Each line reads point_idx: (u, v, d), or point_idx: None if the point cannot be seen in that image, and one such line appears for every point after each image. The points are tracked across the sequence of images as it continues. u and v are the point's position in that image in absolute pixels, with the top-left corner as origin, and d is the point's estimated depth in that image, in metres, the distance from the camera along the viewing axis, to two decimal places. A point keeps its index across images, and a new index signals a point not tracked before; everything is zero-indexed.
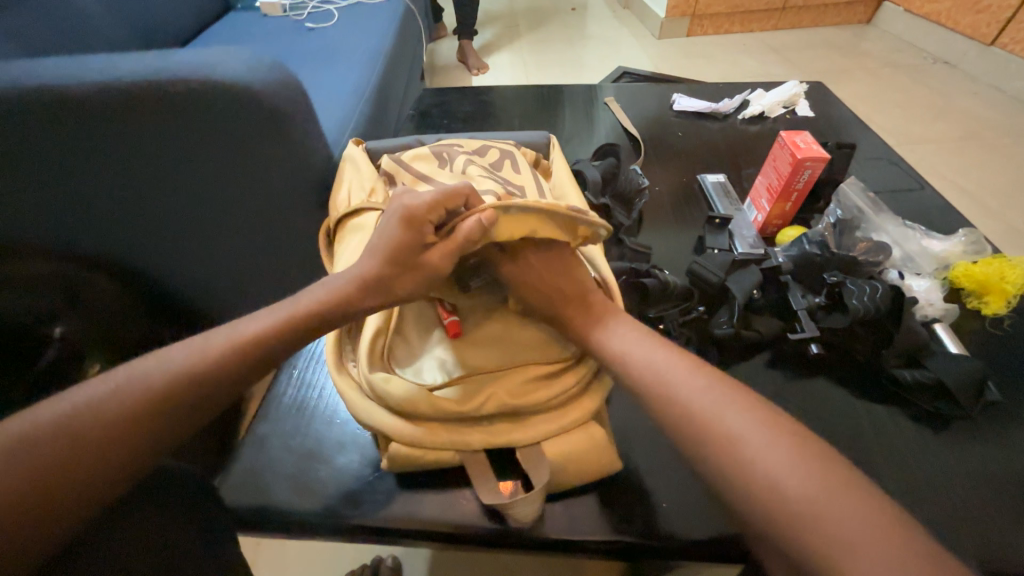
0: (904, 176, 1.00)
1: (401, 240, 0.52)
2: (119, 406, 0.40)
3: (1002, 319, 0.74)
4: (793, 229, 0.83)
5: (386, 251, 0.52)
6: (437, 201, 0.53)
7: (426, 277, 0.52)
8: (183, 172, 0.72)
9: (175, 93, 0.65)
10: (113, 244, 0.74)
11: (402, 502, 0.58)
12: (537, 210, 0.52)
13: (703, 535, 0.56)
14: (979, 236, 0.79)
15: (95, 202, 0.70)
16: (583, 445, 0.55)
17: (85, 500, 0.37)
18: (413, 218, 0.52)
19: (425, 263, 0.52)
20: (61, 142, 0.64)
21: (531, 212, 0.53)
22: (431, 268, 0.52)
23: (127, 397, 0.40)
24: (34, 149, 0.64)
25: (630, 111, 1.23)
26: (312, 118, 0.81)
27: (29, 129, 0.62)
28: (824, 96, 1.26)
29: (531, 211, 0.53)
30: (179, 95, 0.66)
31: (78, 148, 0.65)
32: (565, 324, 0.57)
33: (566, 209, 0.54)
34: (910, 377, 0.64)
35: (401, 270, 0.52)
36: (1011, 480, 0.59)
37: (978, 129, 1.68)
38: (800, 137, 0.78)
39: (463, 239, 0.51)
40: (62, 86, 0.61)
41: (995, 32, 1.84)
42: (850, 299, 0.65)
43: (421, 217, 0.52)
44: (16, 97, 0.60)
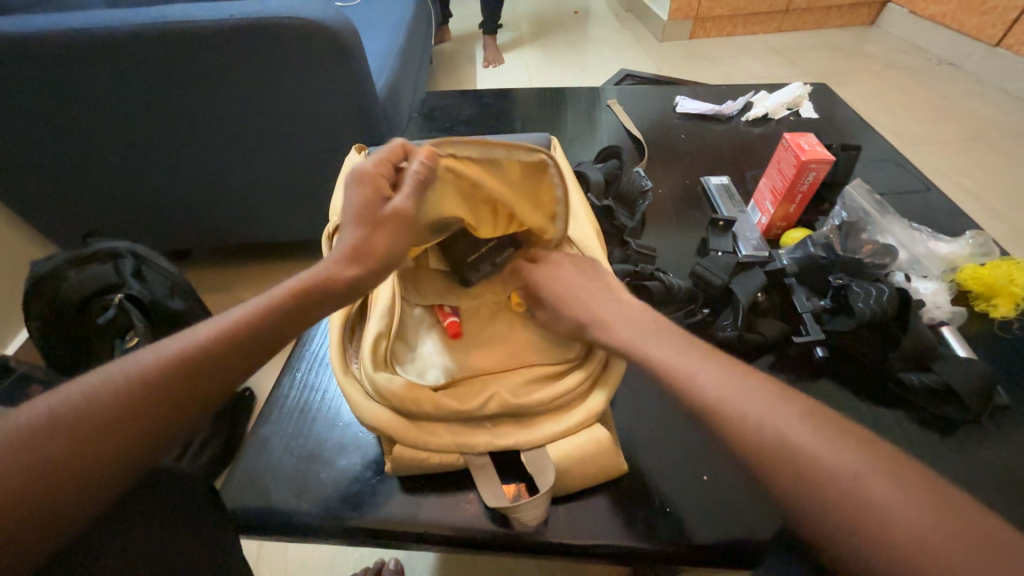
0: (910, 177, 1.00)
1: (360, 197, 0.50)
2: (110, 402, 0.38)
3: (1011, 323, 0.73)
4: (797, 232, 0.82)
5: (351, 214, 0.50)
6: (382, 157, 0.53)
7: (398, 224, 0.50)
8: (259, 103, 0.99)
9: (264, 30, 0.88)
10: (210, 158, 1.07)
11: (402, 504, 0.58)
12: (474, 145, 0.55)
13: (709, 541, 0.55)
14: (987, 238, 0.78)
15: (202, 115, 0.99)
16: (587, 448, 0.54)
17: (83, 497, 0.36)
18: (364, 176, 0.52)
19: (392, 210, 0.50)
20: (183, 66, 0.92)
21: (472, 153, 0.56)
22: (399, 214, 0.50)
23: (118, 393, 0.39)
24: (166, 66, 0.91)
25: (633, 113, 1.23)
26: (348, 77, 0.99)
27: (163, 55, 0.90)
28: (829, 97, 1.26)
29: (472, 152, 0.56)
30: (265, 30, 0.89)
31: (191, 73, 0.93)
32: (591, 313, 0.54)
33: (505, 146, 0.56)
34: (918, 382, 0.63)
35: (371, 226, 0.50)
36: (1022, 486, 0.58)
37: (983, 130, 1.67)
38: (804, 139, 0.78)
39: (416, 179, 0.52)
40: (185, 23, 0.86)
41: (1000, 33, 1.82)
42: (855, 302, 0.65)
43: (372, 173, 0.53)
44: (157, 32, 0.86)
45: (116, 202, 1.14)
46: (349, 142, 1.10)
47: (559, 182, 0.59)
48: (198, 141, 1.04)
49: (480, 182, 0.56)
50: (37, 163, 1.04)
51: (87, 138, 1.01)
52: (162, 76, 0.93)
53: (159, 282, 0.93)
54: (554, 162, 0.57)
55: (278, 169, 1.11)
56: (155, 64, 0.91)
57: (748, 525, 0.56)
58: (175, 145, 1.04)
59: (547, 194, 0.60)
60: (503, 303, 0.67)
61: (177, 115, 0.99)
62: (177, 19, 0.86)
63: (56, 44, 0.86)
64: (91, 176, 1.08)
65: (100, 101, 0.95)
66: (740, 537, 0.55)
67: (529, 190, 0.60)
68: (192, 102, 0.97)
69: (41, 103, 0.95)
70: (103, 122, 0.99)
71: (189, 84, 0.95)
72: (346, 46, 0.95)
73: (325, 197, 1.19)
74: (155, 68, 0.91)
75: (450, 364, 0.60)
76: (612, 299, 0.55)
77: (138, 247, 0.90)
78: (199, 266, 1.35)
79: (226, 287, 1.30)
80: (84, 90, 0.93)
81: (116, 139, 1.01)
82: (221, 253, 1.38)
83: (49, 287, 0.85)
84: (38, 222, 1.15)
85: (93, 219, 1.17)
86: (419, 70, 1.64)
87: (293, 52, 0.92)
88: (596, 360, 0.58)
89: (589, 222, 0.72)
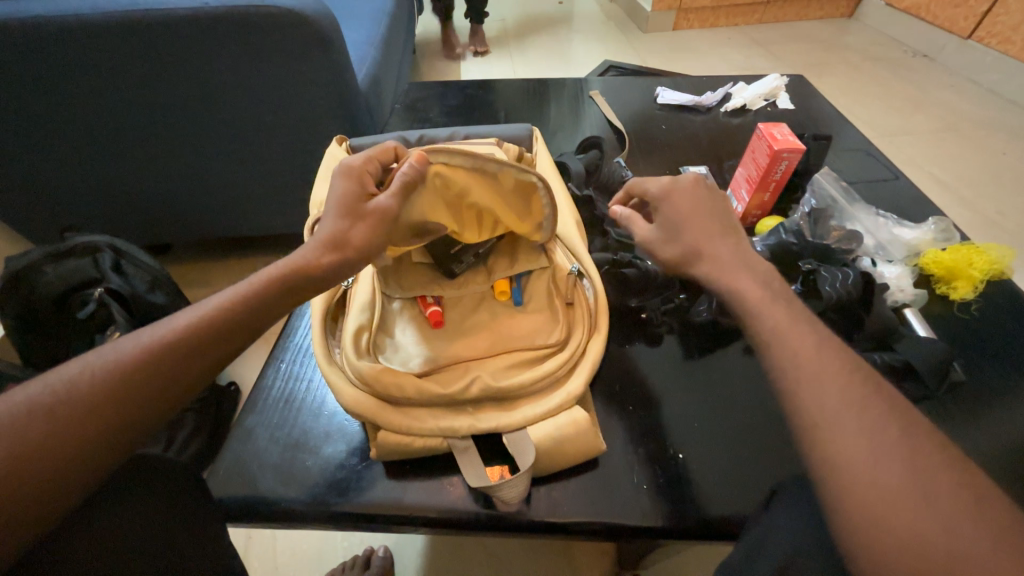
0: (880, 167, 1.03)
1: (346, 190, 0.54)
2: (95, 386, 0.39)
3: (970, 304, 0.77)
4: (771, 220, 0.84)
5: (336, 205, 0.53)
6: (371, 156, 0.58)
7: (378, 221, 0.52)
8: (238, 94, 0.98)
9: (242, 18, 0.87)
10: (189, 150, 1.05)
11: (387, 488, 0.59)
12: (464, 155, 0.57)
13: (684, 517, 0.57)
14: (949, 224, 0.81)
15: (179, 106, 0.98)
16: (566, 431, 0.56)
17: (71, 483, 0.36)
18: (352, 172, 0.55)
19: (374, 208, 0.52)
20: (158, 55, 0.90)
21: (462, 163, 0.57)
22: (380, 212, 0.52)
23: (105, 377, 0.39)
24: (139, 54, 0.89)
25: (615, 104, 1.24)
26: (328, 68, 0.98)
27: (136, 44, 0.88)
28: (806, 88, 1.28)
29: (462, 162, 0.57)
30: (243, 19, 0.87)
31: (167, 62, 0.91)
32: (705, 231, 0.53)
33: (492, 158, 0.57)
34: (880, 359, 0.64)
35: (354, 221, 0.52)
36: (977, 457, 0.61)
37: (953, 121, 1.73)
38: (777, 129, 0.80)
39: (402, 182, 0.54)
40: (159, 11, 0.85)
41: (971, 26, 1.87)
42: (823, 286, 0.68)
43: (359, 170, 0.56)
44: (129, 18, 0.84)
45: (94, 196, 1.12)
46: (331, 133, 1.09)
47: (547, 194, 0.60)
48: (175, 133, 1.02)
49: (464, 193, 0.59)
50: (8, 156, 1.02)
51: (60, 131, 0.99)
52: (136, 65, 0.91)
53: (140, 276, 0.92)
54: (544, 184, 0.59)
55: (260, 161, 1.10)
56: (128, 52, 0.89)
57: (722, 500, 0.59)
58: (152, 136, 1.02)
59: (535, 202, 0.62)
60: (487, 292, 0.68)
61: (153, 105, 0.97)
62: (151, 6, 0.84)
63: (24, 31, 0.84)
64: (65, 169, 1.06)
65: (73, 93, 0.93)
66: (713, 512, 0.58)
67: (512, 197, 0.61)
68: (168, 92, 0.95)
69: (10, 95, 0.92)
70: (77, 115, 0.97)
71: (164, 74, 0.93)
72: (326, 35, 0.94)
73: (308, 190, 1.18)
74: (129, 56, 0.89)
75: (431, 352, 0.61)
76: (740, 242, 0.52)
77: (117, 240, 0.91)
78: (181, 261, 1.33)
79: (208, 282, 1.28)
80: (55, 81, 0.91)
81: (90, 130, 0.99)
82: (203, 248, 1.37)
83: (23, 285, 0.84)
84: (11, 217, 1.13)
85: (69, 214, 1.15)
86: (402, 61, 1.62)
87: (271, 40, 0.91)
88: (574, 346, 0.61)
89: (569, 215, 0.75)
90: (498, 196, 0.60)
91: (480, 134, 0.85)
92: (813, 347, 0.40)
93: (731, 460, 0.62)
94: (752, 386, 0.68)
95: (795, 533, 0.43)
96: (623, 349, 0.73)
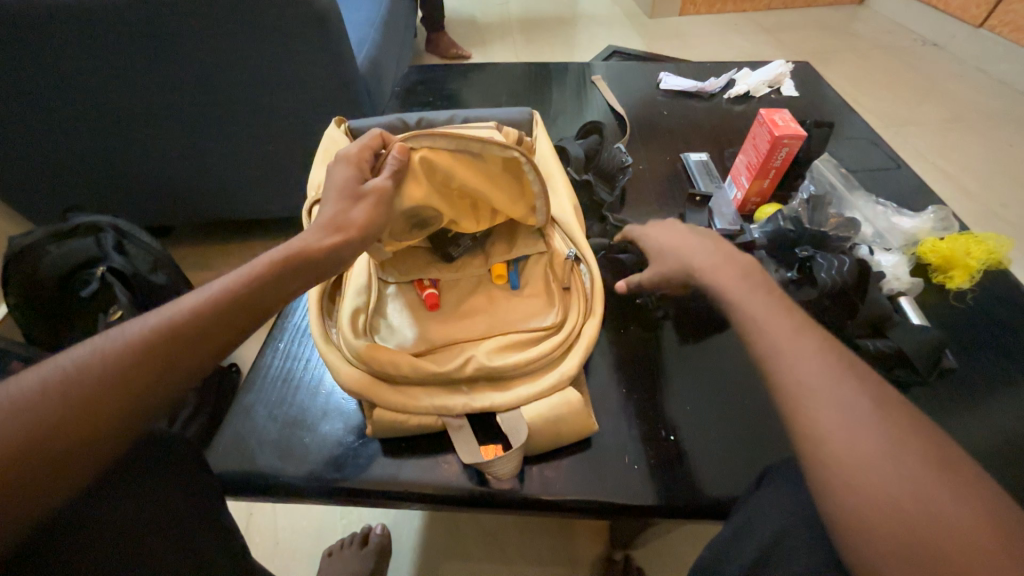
0: (882, 156, 1.02)
1: (343, 176, 0.54)
2: (105, 368, 0.38)
3: (967, 293, 0.77)
4: (770, 208, 0.84)
5: (334, 191, 0.53)
6: (365, 143, 0.57)
7: (378, 204, 0.53)
8: (236, 73, 0.97)
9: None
10: (187, 130, 1.05)
11: (382, 465, 0.61)
12: (453, 141, 0.56)
13: (677, 497, 0.58)
14: (948, 213, 0.81)
15: (177, 85, 0.97)
16: (561, 411, 0.57)
17: (83, 460, 0.36)
18: (350, 159, 0.55)
19: (370, 190, 0.53)
20: (155, 33, 0.89)
21: (444, 146, 0.57)
22: (377, 194, 0.53)
23: (114, 359, 0.39)
24: (137, 31, 0.88)
25: (617, 89, 1.23)
26: (326, 48, 0.97)
27: (133, 20, 0.87)
28: (811, 75, 1.27)
29: (445, 145, 0.57)
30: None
31: (165, 40, 0.90)
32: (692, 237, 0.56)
33: (486, 146, 0.57)
34: (873, 347, 0.65)
35: (351, 203, 0.52)
36: (967, 443, 0.62)
37: (962, 111, 1.70)
38: (779, 115, 0.80)
39: (393, 166, 0.55)
40: None
41: (983, 14, 1.84)
42: (818, 273, 0.68)
43: (357, 157, 0.56)
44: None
45: (93, 177, 1.12)
46: (329, 114, 1.08)
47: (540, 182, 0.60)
48: (173, 112, 1.02)
49: (458, 181, 0.59)
50: (7, 135, 1.01)
51: (58, 110, 0.98)
52: (134, 42, 0.90)
53: (141, 257, 0.93)
54: (534, 171, 0.59)
55: (259, 141, 1.09)
56: (125, 29, 0.88)
57: (712, 481, 0.59)
58: (150, 116, 1.02)
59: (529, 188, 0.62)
60: (484, 275, 0.68)
61: (152, 84, 0.96)
62: None
63: (21, 6, 0.83)
64: (64, 149, 1.05)
65: (68, 69, 0.92)
66: (706, 494, 0.59)
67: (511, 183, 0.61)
68: (166, 71, 0.95)
69: (6, 71, 0.92)
70: (73, 92, 0.96)
71: (160, 51, 0.92)
72: (323, 13, 0.92)
73: (306, 172, 1.18)
74: (125, 33, 0.88)
75: (426, 332, 0.62)
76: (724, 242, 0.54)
77: (120, 222, 0.90)
78: (181, 244, 1.34)
79: (208, 264, 1.29)
80: (50, 57, 0.90)
81: (89, 109, 0.99)
82: (202, 231, 1.37)
83: (27, 264, 0.85)
84: (11, 197, 1.13)
85: (69, 194, 1.15)
86: (403, 44, 1.60)
87: (269, 18, 0.90)
88: (569, 327, 0.61)
89: (568, 199, 0.75)
90: (494, 181, 0.60)
91: (479, 117, 0.85)
92: (805, 331, 0.40)
93: (722, 443, 0.63)
94: (746, 371, 0.69)
95: (781, 512, 0.44)
96: (619, 333, 0.74)
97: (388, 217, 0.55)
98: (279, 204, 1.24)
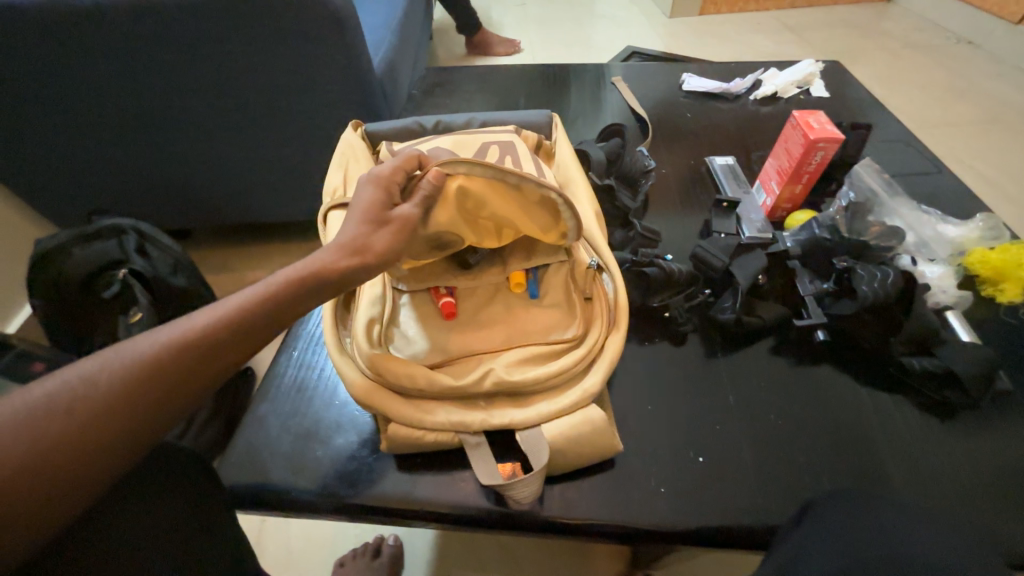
0: (921, 159, 0.97)
1: (370, 197, 0.51)
2: (112, 386, 0.37)
3: (1018, 308, 0.72)
4: (802, 214, 0.80)
5: (358, 212, 0.51)
6: (398, 164, 0.54)
7: (402, 230, 0.51)
8: (253, 78, 0.97)
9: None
10: (206, 135, 1.05)
11: (394, 481, 0.58)
12: (486, 168, 0.53)
13: (703, 524, 0.55)
14: (998, 222, 0.76)
15: (194, 92, 0.98)
16: (582, 430, 0.54)
17: (83, 485, 0.35)
18: (380, 180, 0.53)
19: (398, 215, 0.51)
20: (174, 38, 0.89)
21: (482, 174, 0.54)
22: (404, 220, 0.51)
23: (121, 376, 0.37)
24: (156, 37, 0.89)
25: (638, 90, 1.19)
26: (342, 51, 0.96)
27: (153, 27, 0.87)
28: (841, 75, 1.21)
29: (481, 172, 0.54)
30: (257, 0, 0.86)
31: (183, 47, 0.90)
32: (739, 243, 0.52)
33: (517, 174, 0.54)
34: (918, 365, 0.62)
35: (376, 227, 0.50)
36: (1020, 471, 0.58)
37: (1000, 112, 1.62)
38: (814, 117, 0.75)
39: (425, 192, 0.52)
40: None
41: (1023, 10, 1.75)
42: (859, 285, 0.64)
43: (387, 178, 0.53)
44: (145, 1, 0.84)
45: (113, 181, 1.13)
46: (345, 118, 1.07)
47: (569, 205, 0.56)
48: (192, 117, 1.02)
49: (485, 207, 0.56)
50: (31, 140, 1.03)
51: (79, 115, 0.99)
52: (153, 48, 0.90)
53: (162, 260, 0.92)
54: (564, 200, 0.56)
55: (275, 146, 1.09)
56: (145, 35, 0.88)
57: (742, 509, 0.56)
58: (169, 120, 1.02)
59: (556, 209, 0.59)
60: (502, 284, 0.65)
61: (170, 89, 0.97)
62: None
63: (45, 14, 0.84)
64: (85, 155, 1.07)
65: (92, 74, 0.93)
66: (734, 520, 0.55)
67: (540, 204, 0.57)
68: (184, 77, 0.95)
69: (30, 78, 0.93)
70: (96, 96, 0.96)
71: (179, 56, 0.92)
72: (339, 17, 0.91)
73: (321, 176, 1.17)
74: (145, 39, 0.89)
75: (442, 343, 0.60)
76: None
77: (143, 225, 0.89)
78: (198, 246, 1.35)
79: (225, 268, 1.29)
80: (75, 61, 0.91)
81: (110, 114, 1.00)
82: (220, 234, 1.38)
83: (52, 266, 0.85)
84: (33, 200, 1.14)
85: (90, 197, 1.16)
86: (418, 46, 1.59)
87: (286, 23, 0.90)
88: (593, 342, 0.59)
89: (590, 207, 0.72)
90: (522, 207, 0.57)
91: (498, 120, 0.83)
92: None
93: (753, 466, 0.59)
94: (776, 388, 0.65)
95: (826, 558, 0.40)
96: (641, 347, 0.71)
97: (411, 242, 0.52)
98: (294, 208, 1.23)
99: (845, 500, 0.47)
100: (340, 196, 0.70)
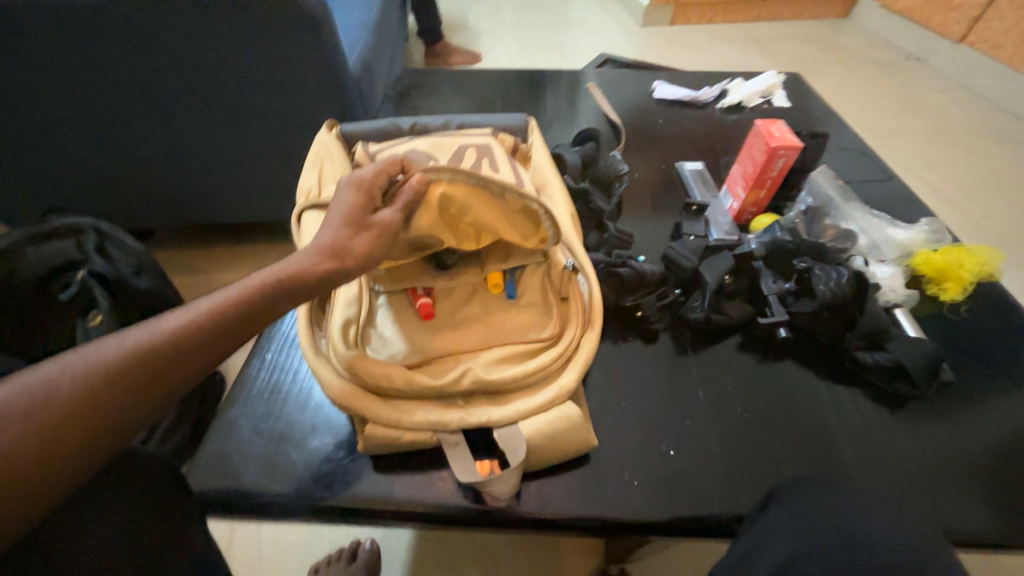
0: (873, 167, 1.03)
1: (351, 201, 0.51)
2: (76, 390, 0.35)
3: (958, 305, 0.78)
4: (766, 217, 0.85)
5: (339, 215, 0.51)
6: (381, 168, 0.55)
7: (382, 235, 0.51)
8: (222, 76, 0.95)
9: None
10: (171, 133, 1.02)
11: (371, 481, 0.58)
12: (468, 176, 0.54)
13: (676, 514, 0.57)
14: (941, 226, 0.82)
15: (160, 88, 0.95)
16: (558, 426, 0.55)
17: (41, 492, 0.33)
18: (361, 183, 0.53)
19: (379, 220, 0.51)
20: (138, 33, 0.86)
21: (464, 181, 0.55)
22: (386, 225, 0.51)
23: (87, 380, 0.36)
24: (120, 32, 0.86)
25: (612, 96, 1.22)
26: (315, 50, 0.94)
27: (115, 21, 0.84)
28: (801, 87, 1.28)
29: (464, 180, 0.55)
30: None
31: (148, 42, 0.88)
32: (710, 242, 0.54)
33: (500, 183, 0.55)
34: (871, 360, 0.66)
35: (357, 231, 0.50)
36: (960, 455, 0.62)
37: (945, 124, 1.74)
38: (775, 126, 0.79)
39: (408, 198, 0.52)
40: None
41: (963, 31, 1.88)
42: (817, 284, 0.68)
43: (369, 182, 0.53)
44: None
45: (69, 179, 1.08)
46: (319, 118, 1.06)
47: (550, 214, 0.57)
48: (158, 114, 0.99)
49: (467, 213, 0.56)
50: None
51: (34, 110, 0.95)
52: (116, 43, 0.87)
53: (125, 261, 0.89)
54: (546, 211, 0.57)
55: (245, 145, 1.07)
56: (107, 29, 0.85)
57: (711, 498, 0.58)
58: (133, 118, 0.99)
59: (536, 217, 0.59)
60: (479, 284, 0.66)
61: (134, 86, 0.94)
62: None
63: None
64: (40, 151, 1.02)
65: (49, 68, 0.89)
66: (703, 510, 0.58)
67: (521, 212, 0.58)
68: (149, 73, 0.92)
69: None
70: (52, 90, 0.92)
71: (143, 52, 0.89)
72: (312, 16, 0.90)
73: (294, 176, 1.15)
74: (107, 33, 0.86)
75: (418, 343, 0.61)
76: None
77: (102, 223, 0.86)
78: (163, 247, 1.30)
79: (191, 269, 1.25)
80: (29, 52, 0.87)
81: (67, 109, 0.95)
82: (186, 234, 1.33)
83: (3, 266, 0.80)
84: None
85: (46, 196, 1.10)
86: (394, 47, 1.58)
87: (257, 21, 0.88)
88: (569, 342, 0.60)
89: (565, 210, 0.73)
90: (504, 215, 0.58)
91: (475, 123, 0.84)
92: None
93: (721, 458, 0.62)
94: (743, 383, 0.68)
95: (785, 541, 0.43)
96: (615, 346, 0.73)
97: (392, 247, 0.53)
98: (265, 208, 1.21)
99: (803, 486, 0.50)
100: (315, 196, 0.69)
